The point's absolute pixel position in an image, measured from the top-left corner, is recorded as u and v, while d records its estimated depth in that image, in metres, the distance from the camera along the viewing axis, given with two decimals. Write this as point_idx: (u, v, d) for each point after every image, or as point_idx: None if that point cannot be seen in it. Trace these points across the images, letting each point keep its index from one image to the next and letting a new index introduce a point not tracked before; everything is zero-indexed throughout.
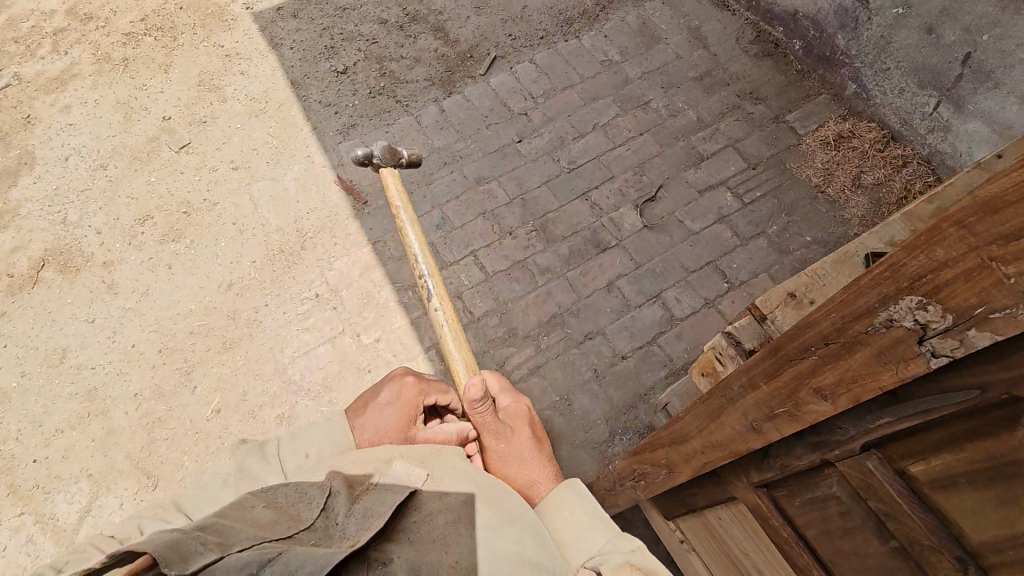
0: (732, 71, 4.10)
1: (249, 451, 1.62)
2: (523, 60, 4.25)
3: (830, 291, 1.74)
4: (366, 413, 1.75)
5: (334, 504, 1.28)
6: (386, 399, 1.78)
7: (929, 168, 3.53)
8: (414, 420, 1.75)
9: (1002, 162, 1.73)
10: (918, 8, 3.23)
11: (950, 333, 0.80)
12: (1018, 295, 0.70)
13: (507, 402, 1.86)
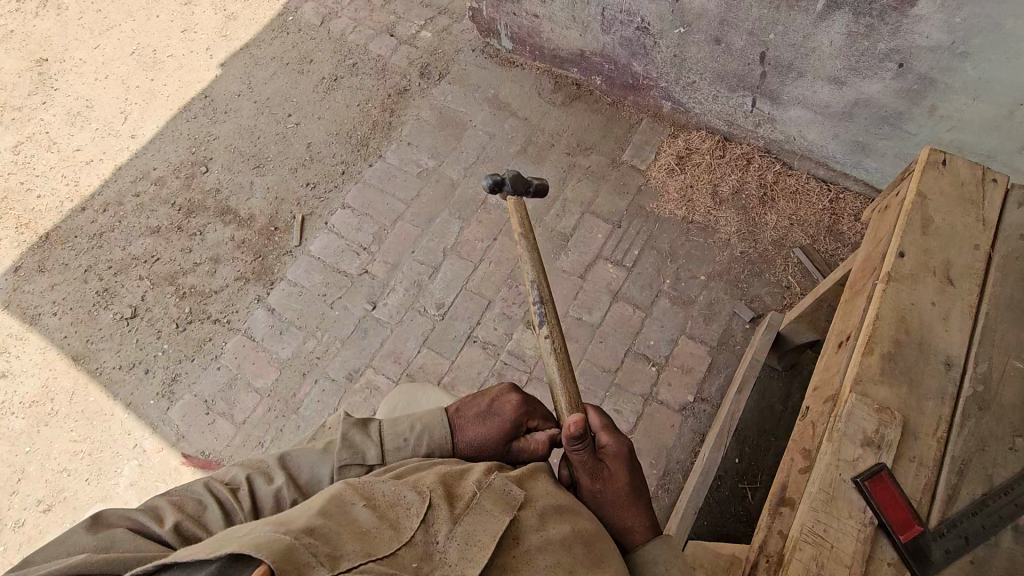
0: (550, 129, 3.83)
1: (390, 438, 1.69)
2: (335, 207, 3.71)
3: (844, 559, 1.38)
4: (479, 416, 1.75)
5: (435, 519, 1.32)
6: (505, 408, 1.76)
7: (772, 157, 3.51)
8: (514, 436, 1.74)
9: (897, 274, 1.70)
10: (697, 25, 3.16)
11: None
12: None
13: (607, 441, 1.73)
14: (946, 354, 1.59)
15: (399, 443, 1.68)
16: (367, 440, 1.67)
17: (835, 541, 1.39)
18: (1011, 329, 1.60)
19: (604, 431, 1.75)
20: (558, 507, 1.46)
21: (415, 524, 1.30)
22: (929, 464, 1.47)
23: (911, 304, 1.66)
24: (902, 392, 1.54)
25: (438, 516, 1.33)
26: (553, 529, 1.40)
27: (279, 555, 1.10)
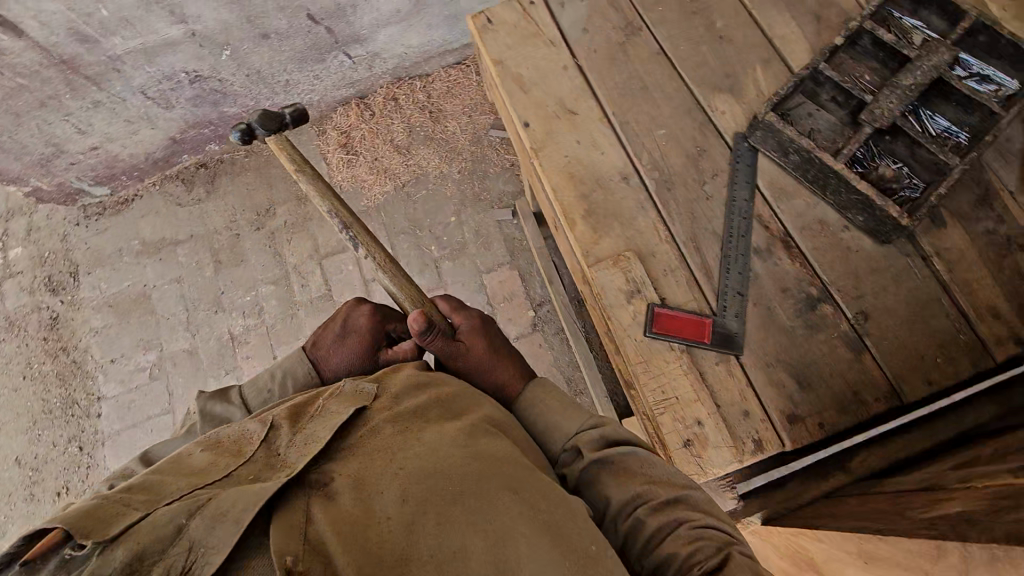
0: (192, 228, 2.87)
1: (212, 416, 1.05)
2: (49, 498, 2.63)
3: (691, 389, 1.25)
4: (332, 342, 1.16)
5: (275, 438, 0.85)
6: (357, 326, 1.17)
7: (410, 73, 2.97)
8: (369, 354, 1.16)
9: (534, 135, 1.52)
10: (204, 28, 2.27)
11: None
12: None
13: (478, 340, 1.18)
14: (619, 168, 1.48)
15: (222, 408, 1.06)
16: (218, 407, 1.06)
17: (676, 397, 1.25)
18: (640, 104, 1.54)
19: (468, 334, 1.18)
20: (419, 390, 0.97)
21: (254, 445, 0.84)
22: (679, 266, 1.37)
23: (572, 159, 1.49)
24: (618, 230, 1.41)
25: (272, 439, 0.85)
26: (424, 405, 0.93)
27: (83, 516, 0.67)
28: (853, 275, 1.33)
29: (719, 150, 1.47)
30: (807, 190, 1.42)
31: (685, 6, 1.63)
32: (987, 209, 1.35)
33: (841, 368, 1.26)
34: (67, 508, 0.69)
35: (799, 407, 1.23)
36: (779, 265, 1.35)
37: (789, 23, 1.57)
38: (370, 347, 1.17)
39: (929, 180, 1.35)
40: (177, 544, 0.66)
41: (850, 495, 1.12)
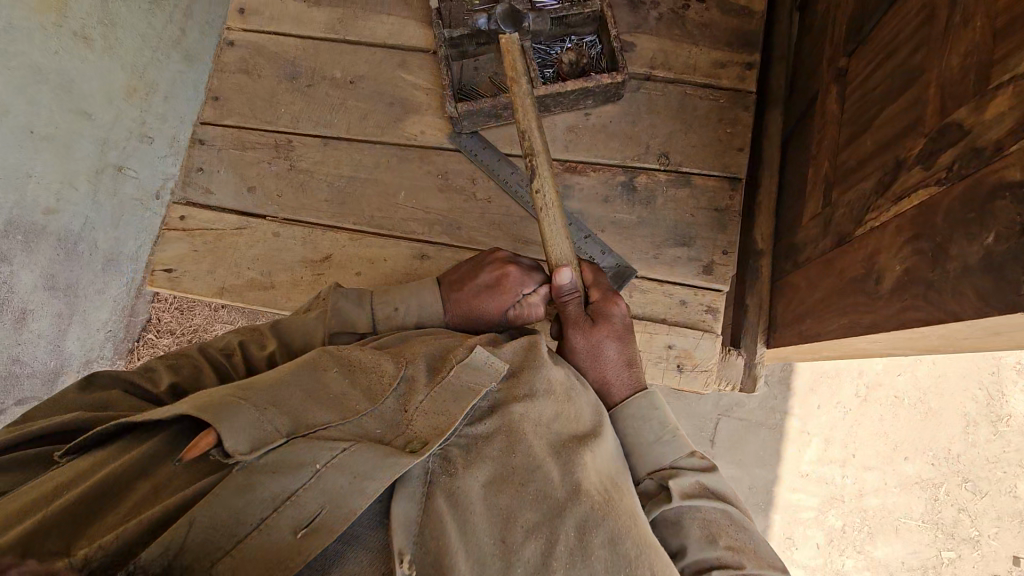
0: None
1: (298, 340, 1.08)
2: None
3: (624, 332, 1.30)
4: (469, 291, 1.17)
5: (415, 388, 0.90)
6: (495, 280, 1.15)
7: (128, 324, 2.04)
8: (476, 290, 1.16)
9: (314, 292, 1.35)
10: None
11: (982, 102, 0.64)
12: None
13: (608, 341, 1.08)
14: (411, 253, 1.36)
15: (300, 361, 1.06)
16: (307, 327, 1.09)
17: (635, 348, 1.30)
18: (368, 192, 1.40)
19: (600, 329, 1.08)
20: (551, 390, 0.95)
21: (388, 390, 0.88)
22: None
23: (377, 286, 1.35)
24: None
25: (412, 404, 0.88)
26: (551, 413, 0.93)
27: (222, 417, 0.74)
28: (631, 142, 1.38)
29: (452, 161, 1.39)
30: (537, 119, 1.39)
31: (294, 83, 1.45)
32: (645, 5, 1.43)
33: (694, 205, 1.35)
34: (197, 399, 0.77)
35: (701, 258, 1.33)
36: (584, 187, 1.37)
37: (381, 18, 1.46)
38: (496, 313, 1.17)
39: (595, 30, 1.37)
40: (280, 510, 0.72)
41: (790, 276, 1.24)
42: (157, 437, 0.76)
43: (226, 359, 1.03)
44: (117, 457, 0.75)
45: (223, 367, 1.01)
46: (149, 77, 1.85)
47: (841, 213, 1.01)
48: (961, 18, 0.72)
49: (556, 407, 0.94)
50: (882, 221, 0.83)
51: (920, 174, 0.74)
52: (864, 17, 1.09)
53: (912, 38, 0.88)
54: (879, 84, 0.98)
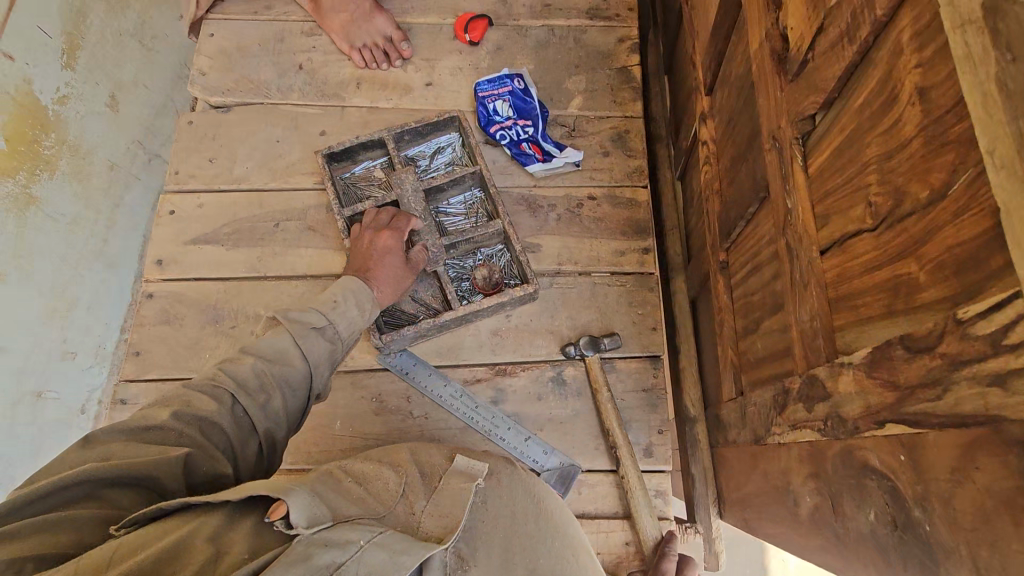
0: None
1: (269, 354, 1.08)
2: None
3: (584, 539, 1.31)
4: (372, 259, 1.31)
5: (421, 487, 0.85)
6: (384, 244, 1.33)
7: None
8: (380, 257, 1.31)
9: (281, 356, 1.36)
10: None
11: (833, 372, 0.72)
12: (869, 331, 0.66)
13: None
14: None
15: (287, 368, 1.08)
16: (279, 343, 1.10)
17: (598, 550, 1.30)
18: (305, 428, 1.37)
19: None
20: (529, 492, 0.91)
21: (403, 492, 0.84)
22: None
23: None
24: None
25: (419, 504, 0.82)
26: (528, 508, 0.88)
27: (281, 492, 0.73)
28: (554, 337, 1.45)
29: (385, 381, 1.41)
30: (462, 329, 1.45)
31: (217, 327, 1.46)
32: (544, 208, 1.57)
33: (623, 389, 1.41)
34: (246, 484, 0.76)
35: (640, 441, 1.37)
36: (517, 388, 1.41)
37: (299, 251, 1.52)
38: (404, 271, 1.33)
39: (501, 242, 1.48)
40: None
41: (723, 449, 1.30)
42: (213, 516, 0.73)
43: (218, 384, 1.01)
44: (176, 527, 0.71)
45: (218, 393, 1.00)
46: (71, 294, 1.93)
47: (751, 411, 1.07)
48: (800, 278, 0.82)
49: (537, 506, 0.90)
50: (784, 441, 0.89)
51: (804, 416, 0.81)
52: (728, 225, 1.23)
53: (771, 266, 1.00)
54: (755, 293, 1.09)
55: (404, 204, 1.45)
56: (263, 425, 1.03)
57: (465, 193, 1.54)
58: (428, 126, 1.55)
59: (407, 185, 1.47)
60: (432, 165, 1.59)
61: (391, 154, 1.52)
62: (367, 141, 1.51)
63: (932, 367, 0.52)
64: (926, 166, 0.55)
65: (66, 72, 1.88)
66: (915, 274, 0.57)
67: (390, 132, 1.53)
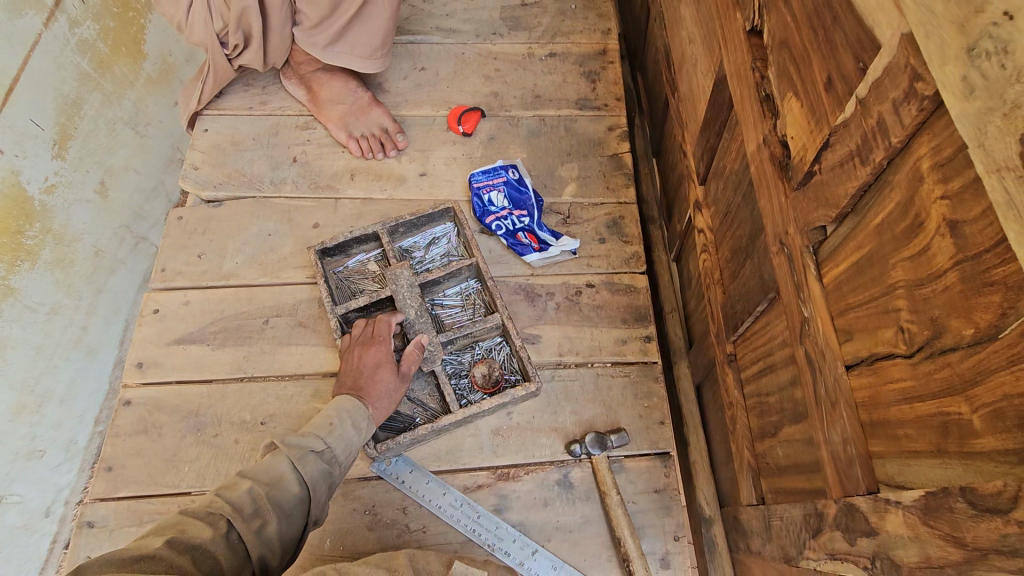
0: None
1: (266, 477, 1.01)
2: None
3: None
4: (363, 377, 1.25)
5: None
6: (374, 358, 1.27)
7: None
8: (373, 376, 1.25)
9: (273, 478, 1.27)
10: None
11: (877, 508, 0.66)
12: (917, 470, 0.60)
13: None
14: None
15: (286, 492, 1.01)
16: (276, 465, 1.03)
17: None
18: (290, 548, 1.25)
19: None
20: None
21: None
22: None
23: None
24: None
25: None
26: None
27: None
28: (558, 435, 1.37)
29: (379, 491, 1.31)
30: (460, 430, 1.37)
31: (199, 435, 1.37)
32: (542, 297, 1.53)
33: (633, 490, 1.32)
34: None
35: (656, 550, 1.27)
36: (521, 493, 1.32)
37: (289, 349, 1.46)
38: (396, 382, 1.27)
39: (500, 335, 1.43)
40: None
41: (746, 559, 1.20)
42: None
43: (213, 512, 0.93)
44: None
45: (212, 518, 0.92)
46: (43, 388, 1.81)
47: (778, 525, 0.99)
48: (826, 396, 0.77)
49: None
50: (821, 570, 0.82)
51: (846, 548, 0.74)
52: (734, 319, 1.20)
53: (787, 370, 0.95)
54: (770, 395, 1.04)
55: (400, 300, 1.41)
56: (258, 555, 0.93)
57: (461, 285, 1.51)
58: (423, 218, 1.53)
59: (403, 280, 1.44)
60: (427, 256, 1.56)
61: (385, 247, 1.50)
62: (361, 236, 1.49)
63: (1008, 533, 0.46)
64: (967, 303, 0.51)
65: (56, 161, 1.84)
66: (967, 417, 0.52)
67: (384, 225, 1.51)
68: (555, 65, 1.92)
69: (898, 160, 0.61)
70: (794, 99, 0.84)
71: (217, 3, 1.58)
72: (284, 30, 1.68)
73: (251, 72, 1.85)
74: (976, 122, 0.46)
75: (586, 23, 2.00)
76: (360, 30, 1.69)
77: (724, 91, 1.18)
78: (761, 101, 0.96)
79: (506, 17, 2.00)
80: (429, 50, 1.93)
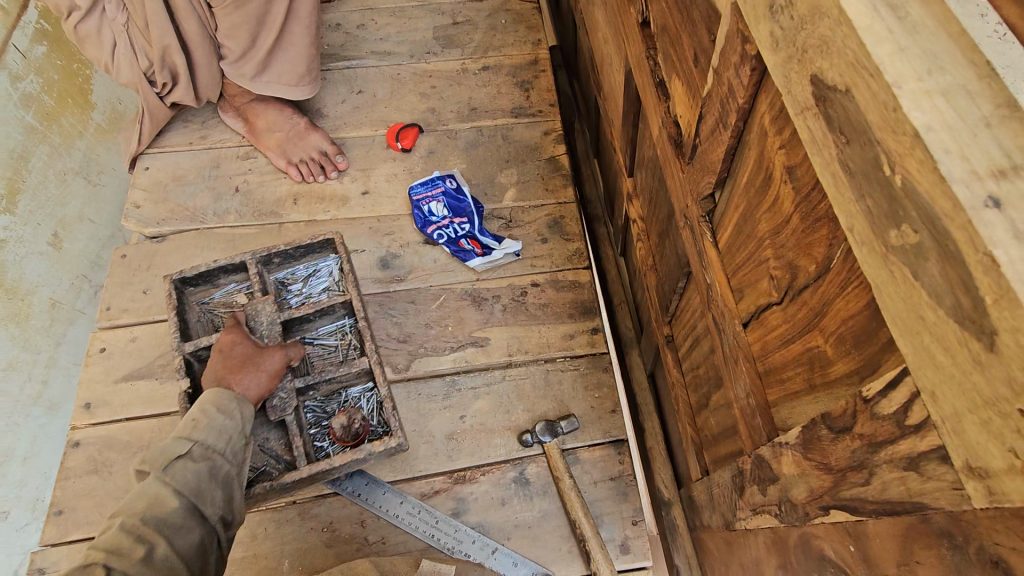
0: None
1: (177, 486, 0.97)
2: None
3: None
4: (235, 360, 1.17)
5: None
6: (240, 348, 1.19)
7: None
8: (244, 363, 1.17)
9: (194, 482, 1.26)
10: None
11: (775, 449, 0.68)
12: (799, 408, 0.63)
13: None
14: None
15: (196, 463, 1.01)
16: (182, 473, 0.98)
17: None
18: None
19: None
20: None
21: None
22: None
23: None
24: None
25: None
26: None
27: None
28: (511, 432, 1.39)
29: (336, 507, 1.31)
30: (414, 437, 1.38)
31: None
32: (488, 300, 1.56)
33: (589, 480, 1.34)
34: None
35: (616, 537, 1.28)
36: (478, 494, 1.32)
37: None
38: (281, 360, 1.21)
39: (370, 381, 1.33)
40: None
41: (701, 535, 1.22)
42: None
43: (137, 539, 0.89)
44: None
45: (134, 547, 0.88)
46: (5, 445, 1.77)
47: (717, 492, 1.01)
48: (729, 356, 0.80)
49: None
50: (750, 527, 0.84)
51: (762, 498, 0.76)
52: (665, 299, 1.23)
53: (706, 340, 0.98)
54: (699, 368, 1.07)
55: (258, 338, 1.28)
56: (205, 545, 0.97)
57: (337, 321, 1.40)
58: (300, 250, 1.36)
59: (264, 316, 1.30)
60: (300, 293, 1.42)
61: (253, 278, 1.36)
62: (227, 266, 1.34)
63: (855, 447, 0.48)
64: (808, 240, 0.55)
65: (5, 216, 1.83)
66: (824, 348, 0.55)
67: (256, 254, 1.37)
68: (489, 78, 1.97)
69: (751, 119, 0.65)
70: (677, 79, 0.89)
71: (140, 42, 1.62)
72: (210, 64, 1.72)
73: (188, 109, 1.87)
74: (784, 70, 0.50)
75: (516, 36, 2.07)
76: (284, 58, 1.73)
77: (632, 84, 1.23)
78: (655, 85, 1.00)
79: (440, 36, 2.06)
80: (365, 73, 1.98)
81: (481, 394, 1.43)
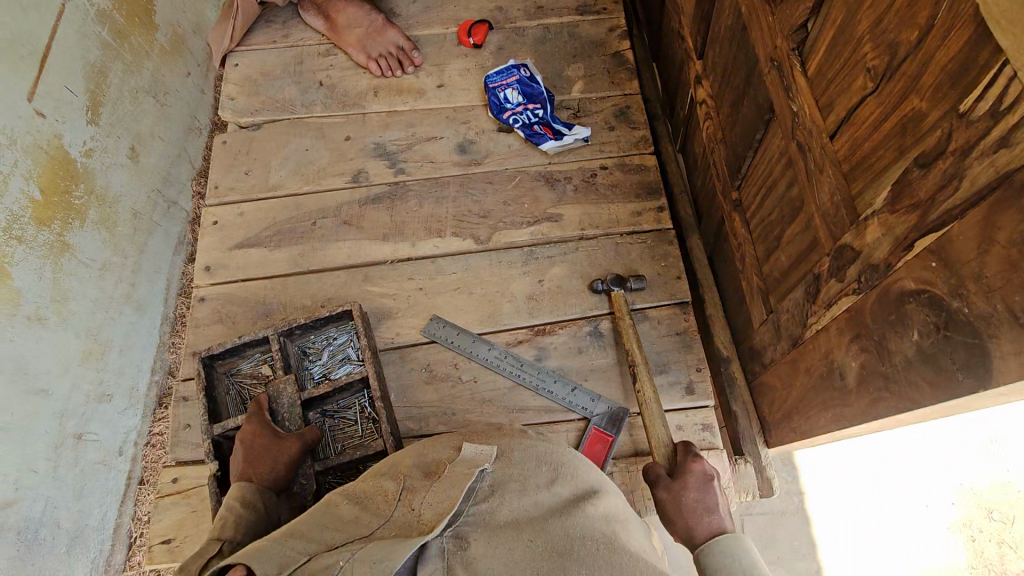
0: None
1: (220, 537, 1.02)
2: None
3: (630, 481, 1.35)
4: (252, 453, 1.20)
5: (416, 488, 0.94)
6: (255, 434, 1.23)
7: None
8: (259, 459, 1.19)
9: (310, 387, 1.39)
10: None
11: (860, 228, 0.80)
12: (887, 179, 0.74)
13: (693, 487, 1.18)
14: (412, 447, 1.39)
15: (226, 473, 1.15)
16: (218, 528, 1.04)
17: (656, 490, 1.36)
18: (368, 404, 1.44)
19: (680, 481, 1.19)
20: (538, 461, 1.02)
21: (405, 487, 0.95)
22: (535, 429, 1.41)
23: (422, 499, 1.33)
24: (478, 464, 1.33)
25: (418, 501, 0.91)
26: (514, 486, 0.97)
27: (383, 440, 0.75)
28: (586, 293, 1.53)
29: (433, 352, 1.49)
30: (498, 296, 1.54)
31: (269, 320, 1.54)
32: (561, 181, 1.67)
33: (656, 334, 1.48)
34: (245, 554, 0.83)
35: (681, 380, 1.44)
36: (558, 344, 1.48)
37: (338, 244, 1.62)
38: (299, 448, 1.26)
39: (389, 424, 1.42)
40: None
41: (761, 376, 1.36)
42: None
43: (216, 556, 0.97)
44: None
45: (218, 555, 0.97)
46: (105, 336, 1.98)
47: (785, 316, 1.14)
48: (814, 167, 0.91)
49: (551, 474, 1.00)
50: (822, 324, 0.97)
51: (839, 284, 0.88)
52: (737, 162, 1.33)
53: (784, 178, 1.09)
54: (772, 213, 1.18)
55: (281, 419, 1.35)
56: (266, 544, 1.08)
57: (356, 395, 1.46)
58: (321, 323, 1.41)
59: (286, 395, 1.38)
60: (323, 365, 1.48)
61: (274, 353, 1.40)
62: (251, 341, 1.40)
63: (945, 168, 0.61)
64: (913, 10, 0.65)
65: (91, 126, 1.95)
66: (920, 106, 0.66)
67: (277, 329, 1.41)
68: None
69: None
70: None
71: None
72: None
73: (270, 9, 1.97)
74: None
75: None
76: None
77: None
78: None
79: None
80: None
81: (557, 261, 1.57)
